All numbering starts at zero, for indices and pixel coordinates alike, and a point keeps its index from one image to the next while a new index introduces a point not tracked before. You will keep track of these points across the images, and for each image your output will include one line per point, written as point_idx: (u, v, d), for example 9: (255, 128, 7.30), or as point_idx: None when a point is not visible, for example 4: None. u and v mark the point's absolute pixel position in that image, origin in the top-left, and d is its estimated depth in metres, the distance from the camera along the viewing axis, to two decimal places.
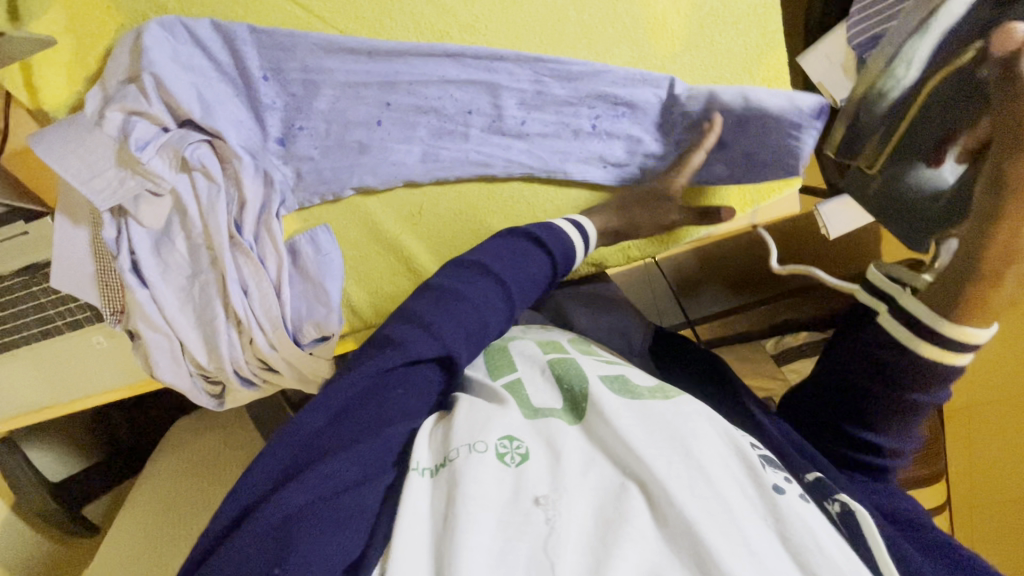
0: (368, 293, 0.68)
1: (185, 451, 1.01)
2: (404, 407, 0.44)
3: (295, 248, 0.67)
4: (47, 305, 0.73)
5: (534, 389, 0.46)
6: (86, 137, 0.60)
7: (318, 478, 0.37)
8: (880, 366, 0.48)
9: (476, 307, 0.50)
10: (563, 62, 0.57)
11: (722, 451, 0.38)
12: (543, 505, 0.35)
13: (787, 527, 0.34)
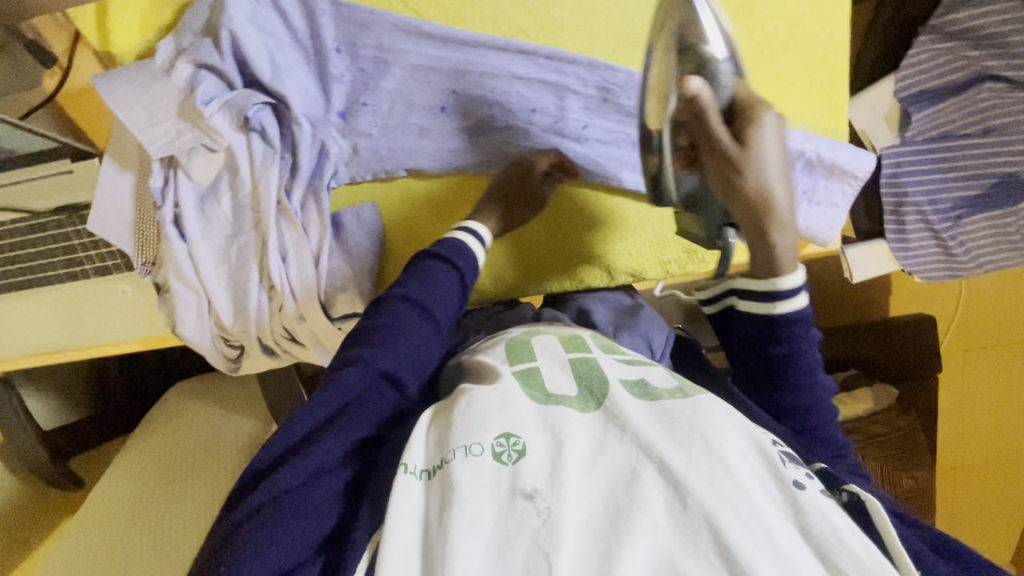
0: (404, 276, 0.69)
1: (182, 420, 0.98)
2: (366, 410, 0.45)
3: (338, 221, 0.67)
4: (77, 247, 0.73)
5: (552, 378, 0.46)
6: (152, 86, 0.61)
7: (270, 484, 0.40)
8: (777, 366, 0.53)
9: (397, 315, 0.51)
10: (631, 74, 0.59)
11: (741, 442, 0.38)
12: (529, 498, 0.36)
13: (810, 524, 0.35)
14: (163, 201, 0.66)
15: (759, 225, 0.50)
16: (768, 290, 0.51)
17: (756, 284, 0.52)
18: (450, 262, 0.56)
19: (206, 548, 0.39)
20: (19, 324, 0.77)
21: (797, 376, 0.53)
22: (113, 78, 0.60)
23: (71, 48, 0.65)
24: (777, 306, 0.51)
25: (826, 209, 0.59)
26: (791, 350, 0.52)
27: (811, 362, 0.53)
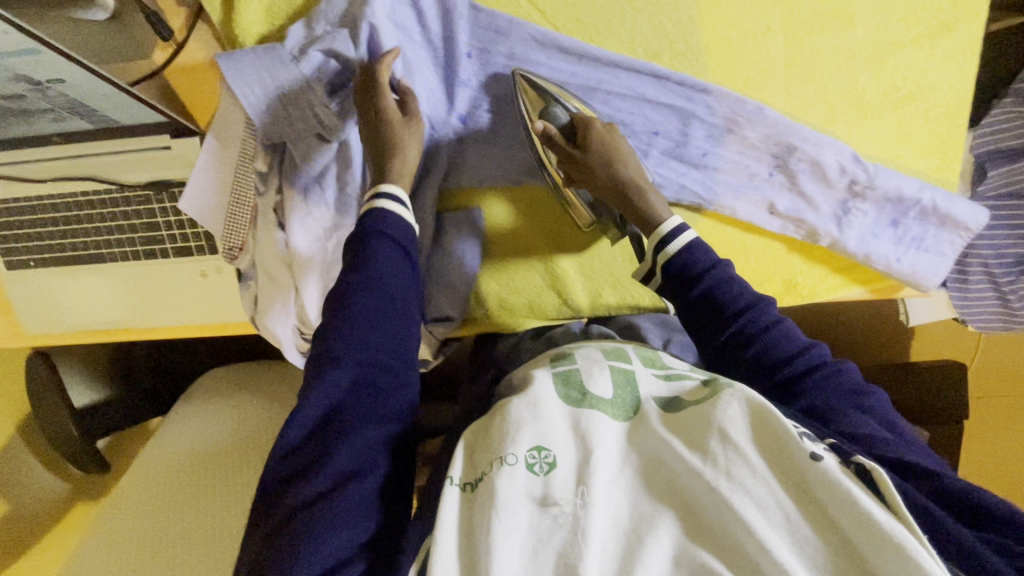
0: (498, 284, 0.69)
1: (193, 426, 0.90)
2: (364, 409, 0.48)
3: (443, 225, 0.67)
4: (160, 226, 0.70)
5: (591, 380, 0.49)
6: (280, 69, 0.60)
7: (308, 490, 0.44)
8: (712, 315, 0.56)
9: (378, 308, 0.52)
10: (762, 107, 0.60)
11: (753, 432, 0.42)
12: (553, 509, 0.40)
13: (826, 495, 0.39)
14: (268, 188, 0.66)
15: (648, 225, 0.60)
16: (658, 243, 0.58)
17: (648, 245, 0.60)
18: (385, 237, 0.55)
19: (261, 535, 0.44)
20: (79, 301, 0.74)
21: (770, 337, 0.55)
22: (240, 59, 0.59)
23: (188, 23, 0.63)
24: (671, 251, 0.58)
25: (932, 255, 0.61)
26: (710, 287, 0.56)
27: (756, 316, 0.55)
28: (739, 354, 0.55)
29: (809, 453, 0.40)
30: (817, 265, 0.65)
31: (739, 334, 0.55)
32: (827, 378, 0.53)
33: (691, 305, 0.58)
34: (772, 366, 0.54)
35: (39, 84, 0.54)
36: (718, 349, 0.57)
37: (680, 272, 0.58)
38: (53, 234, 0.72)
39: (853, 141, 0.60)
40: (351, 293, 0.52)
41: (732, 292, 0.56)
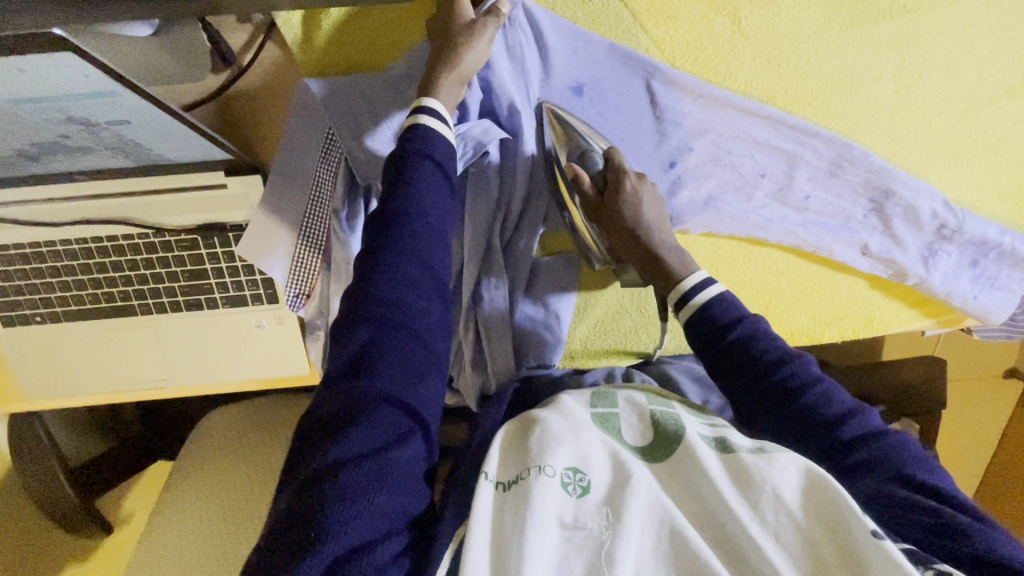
0: (587, 326, 0.67)
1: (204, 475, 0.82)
2: (413, 361, 0.46)
3: (537, 266, 0.63)
4: (208, 273, 0.61)
5: (629, 427, 0.50)
6: (378, 97, 0.55)
7: (345, 448, 0.41)
8: (753, 372, 0.50)
9: (422, 224, 0.48)
10: (868, 151, 0.60)
11: (805, 489, 0.42)
12: (573, 530, 0.41)
13: (863, 557, 0.38)
14: (348, 230, 0.59)
15: (664, 279, 0.57)
16: (679, 299, 0.54)
17: (669, 302, 0.56)
18: (428, 160, 0.50)
19: (292, 489, 0.41)
20: (109, 354, 0.64)
21: (813, 396, 0.48)
22: (337, 84, 0.54)
23: (253, 40, 0.54)
24: (698, 303, 0.54)
25: (1003, 293, 0.66)
26: (737, 341, 0.51)
27: (796, 372, 0.49)
28: (772, 411, 0.49)
29: (871, 531, 0.38)
30: (895, 300, 0.68)
31: (767, 382, 0.49)
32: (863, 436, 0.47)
33: (719, 360, 0.51)
34: (820, 432, 0.47)
35: (93, 125, 0.45)
36: (738, 397, 0.51)
37: (700, 323, 0.53)
38: (67, 283, 0.61)
39: (942, 185, 0.63)
40: (393, 238, 0.48)
41: (769, 348, 0.50)
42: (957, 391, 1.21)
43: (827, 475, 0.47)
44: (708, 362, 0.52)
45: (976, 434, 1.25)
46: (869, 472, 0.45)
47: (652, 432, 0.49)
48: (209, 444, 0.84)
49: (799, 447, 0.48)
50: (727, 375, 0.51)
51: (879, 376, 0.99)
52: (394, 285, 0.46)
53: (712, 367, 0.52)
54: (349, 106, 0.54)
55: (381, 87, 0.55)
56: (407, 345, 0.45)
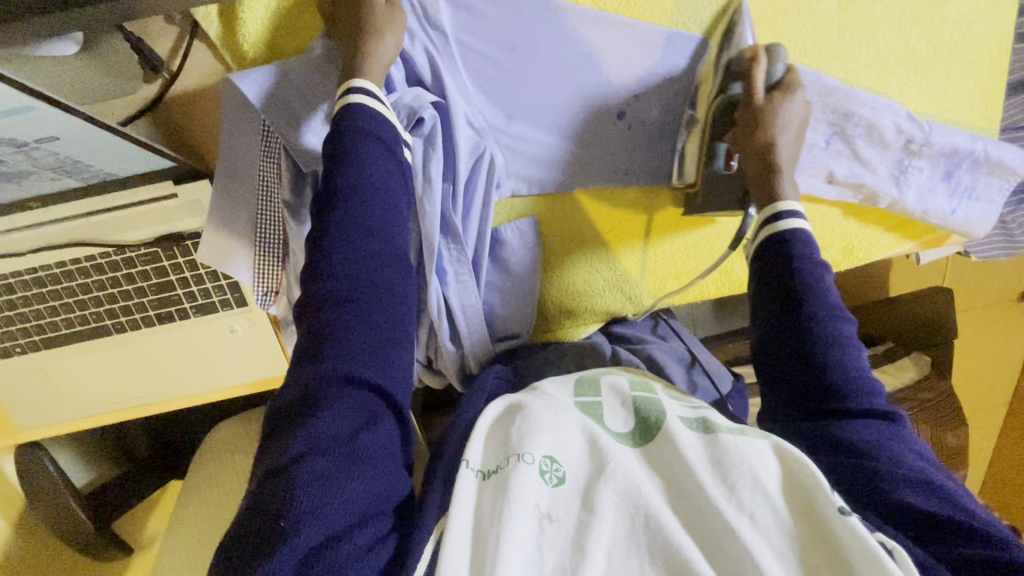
0: (559, 288, 0.67)
1: (221, 478, 0.87)
2: (384, 341, 0.44)
3: (497, 236, 0.62)
4: (174, 283, 0.62)
5: (612, 415, 0.46)
6: (310, 79, 0.55)
7: (313, 436, 0.39)
8: (790, 297, 0.49)
9: (370, 210, 0.47)
10: (821, 73, 0.58)
11: (788, 482, 0.39)
12: (551, 520, 0.39)
13: (838, 539, 0.36)
14: (299, 222, 0.58)
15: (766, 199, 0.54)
16: (765, 218, 0.53)
17: (760, 216, 0.54)
18: (366, 134, 0.49)
19: (259, 474, 0.39)
20: (98, 373, 0.66)
21: (841, 343, 0.48)
22: (263, 77, 0.53)
23: (179, 44, 0.53)
24: (780, 228, 0.52)
25: (983, 204, 0.64)
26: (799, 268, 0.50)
27: (837, 326, 0.48)
28: (788, 344, 0.48)
29: (837, 507, 0.37)
30: (871, 227, 0.67)
31: (809, 323, 0.48)
32: (885, 417, 0.45)
33: (777, 301, 0.50)
34: (836, 379, 0.46)
35: (23, 146, 0.45)
36: (778, 340, 0.49)
37: (771, 250, 0.52)
38: (40, 311, 0.62)
39: (904, 100, 0.62)
40: (336, 221, 0.46)
41: (827, 300, 0.49)
42: (969, 320, 1.18)
43: (813, 407, 0.47)
44: (760, 301, 0.52)
45: (991, 366, 1.21)
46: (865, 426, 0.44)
47: (633, 416, 0.46)
48: (224, 451, 0.89)
49: (806, 373, 0.47)
50: (774, 308, 0.50)
51: (881, 311, 0.97)
52: (344, 265, 0.44)
53: (766, 308, 0.51)
54: (281, 98, 0.54)
55: (312, 71, 0.55)
56: (372, 309, 0.44)
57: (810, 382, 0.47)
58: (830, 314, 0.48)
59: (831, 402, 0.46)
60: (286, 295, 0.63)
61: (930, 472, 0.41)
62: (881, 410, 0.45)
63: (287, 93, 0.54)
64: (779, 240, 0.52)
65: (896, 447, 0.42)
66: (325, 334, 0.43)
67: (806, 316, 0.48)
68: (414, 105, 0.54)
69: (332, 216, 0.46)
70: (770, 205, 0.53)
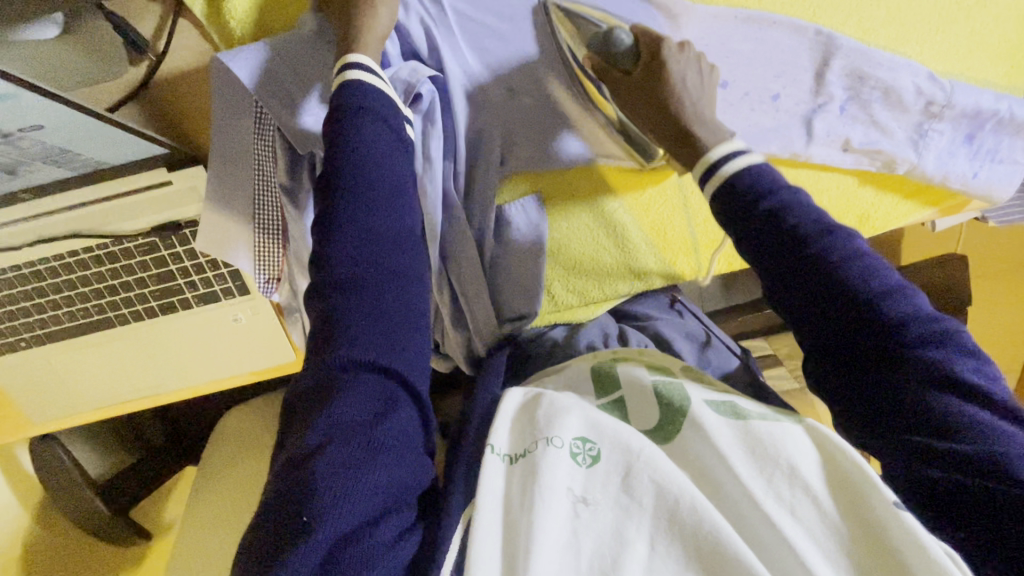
0: (565, 267, 0.63)
1: (235, 463, 0.87)
2: (396, 328, 0.42)
3: (503, 215, 0.60)
4: (174, 274, 0.61)
5: (636, 409, 0.46)
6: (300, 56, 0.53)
7: (333, 423, 0.38)
8: (775, 241, 0.42)
9: (373, 189, 0.45)
10: (834, 33, 0.56)
11: (829, 472, 0.39)
12: (586, 504, 0.38)
13: (885, 531, 0.35)
14: (298, 205, 0.57)
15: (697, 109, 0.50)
16: (709, 171, 0.47)
17: (695, 174, 0.48)
18: (365, 111, 0.47)
19: (277, 467, 0.38)
20: (107, 364, 0.66)
21: (846, 271, 0.40)
22: (253, 55, 0.51)
23: (165, 26, 0.52)
24: (726, 174, 0.46)
25: (1007, 166, 0.62)
26: (773, 214, 0.43)
27: (831, 248, 0.40)
28: (783, 290, 0.42)
29: (891, 503, 0.35)
30: (890, 194, 0.63)
31: (805, 263, 0.41)
32: (925, 335, 0.39)
33: (764, 251, 0.43)
34: (852, 322, 0.40)
35: (9, 135, 0.44)
36: (776, 290, 0.43)
37: (734, 198, 0.45)
38: (42, 306, 0.61)
39: (926, 59, 0.58)
40: (337, 203, 0.44)
41: (808, 222, 0.42)
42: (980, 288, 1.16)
43: (846, 358, 0.41)
44: (741, 244, 0.44)
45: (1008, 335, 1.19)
46: (899, 373, 0.39)
47: (656, 410, 0.45)
48: (236, 435, 0.90)
49: (817, 324, 0.41)
50: (761, 257, 0.43)
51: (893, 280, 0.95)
52: (349, 250, 0.43)
53: (756, 255, 0.43)
54: (273, 78, 0.52)
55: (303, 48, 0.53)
56: (380, 295, 0.42)
57: (820, 333, 0.41)
58: (820, 247, 0.41)
59: (852, 348, 0.40)
60: (289, 283, 0.62)
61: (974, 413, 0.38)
62: (913, 327, 0.39)
63: (279, 74, 0.52)
64: (760, 186, 0.44)
65: (935, 394, 0.38)
66: (332, 324, 0.41)
67: (801, 258, 0.41)
68: (411, 80, 0.53)
69: (332, 198, 0.45)
70: (705, 160, 0.47)
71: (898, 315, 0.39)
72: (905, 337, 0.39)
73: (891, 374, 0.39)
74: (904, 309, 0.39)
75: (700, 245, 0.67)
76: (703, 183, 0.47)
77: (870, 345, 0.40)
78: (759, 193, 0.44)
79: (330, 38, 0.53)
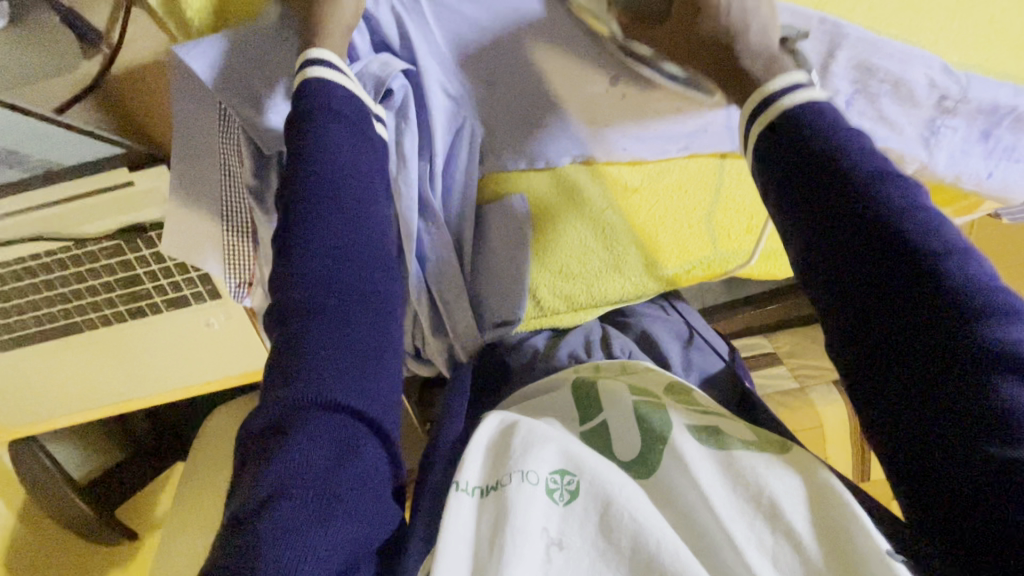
0: (552, 273, 0.58)
1: (219, 464, 0.85)
2: (359, 347, 0.40)
3: (483, 218, 0.58)
4: (140, 278, 0.58)
5: (619, 436, 0.42)
6: (263, 49, 0.50)
7: (288, 468, 0.35)
8: (832, 178, 0.38)
9: (338, 198, 0.42)
10: (841, 21, 0.51)
11: (815, 518, 0.36)
12: (560, 547, 0.36)
13: None
14: (266, 210, 0.53)
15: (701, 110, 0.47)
16: (764, 99, 0.43)
17: (744, 111, 0.45)
18: (330, 112, 0.44)
19: (224, 525, 0.35)
20: (79, 369, 0.64)
21: (908, 218, 0.36)
22: (213, 48, 0.47)
23: (118, 16, 0.48)
24: (785, 106, 0.42)
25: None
26: (832, 152, 0.39)
27: (895, 193, 0.37)
28: (830, 232, 0.38)
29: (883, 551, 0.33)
30: None
31: (860, 203, 0.37)
32: (996, 312, 0.33)
33: (817, 190, 0.39)
34: (909, 272, 0.35)
35: None
36: (823, 232, 0.38)
37: (791, 130, 0.41)
38: (5, 311, 0.59)
39: (940, 50, 0.54)
40: (299, 211, 0.41)
41: (870, 166, 0.38)
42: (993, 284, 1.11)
43: (895, 319, 0.35)
44: (788, 187, 0.40)
45: None
46: (961, 343, 0.33)
47: (637, 429, 0.42)
48: (220, 435, 0.88)
49: (866, 277, 0.36)
50: (815, 192, 0.39)
51: None
52: (310, 264, 0.40)
53: (805, 194, 0.39)
54: (236, 73, 0.48)
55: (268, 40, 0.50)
56: (344, 312, 0.39)
57: (868, 285, 0.36)
58: (884, 191, 0.37)
59: (903, 302, 0.35)
60: (262, 288, 0.59)
61: None
62: (980, 300, 0.33)
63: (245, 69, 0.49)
64: (815, 123, 0.41)
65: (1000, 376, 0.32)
66: (290, 345, 0.38)
67: (862, 195, 0.37)
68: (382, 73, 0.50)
69: (294, 206, 0.41)
70: (766, 86, 0.43)
71: (962, 279, 0.34)
72: (969, 305, 0.33)
73: (941, 336, 0.34)
74: (971, 278, 0.34)
75: (699, 250, 0.63)
76: (754, 116, 0.44)
77: (923, 298, 0.34)
78: (813, 134, 0.40)
79: (296, 29, 0.50)
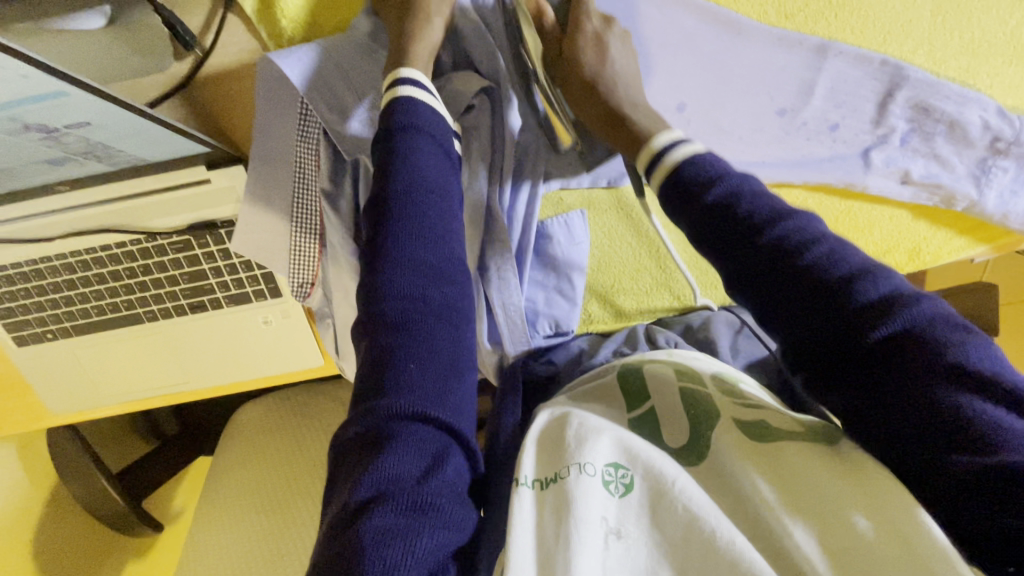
0: (603, 286, 0.62)
1: (251, 460, 0.85)
2: (445, 346, 0.41)
3: (544, 231, 0.58)
4: (206, 273, 0.59)
5: (672, 425, 0.42)
6: (354, 60, 0.52)
7: (381, 476, 0.36)
8: (731, 228, 0.40)
9: (421, 210, 0.44)
10: (904, 63, 0.54)
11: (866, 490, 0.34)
12: (620, 536, 0.36)
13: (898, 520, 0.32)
14: (339, 213, 0.55)
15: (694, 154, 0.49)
16: (652, 159, 0.46)
17: (640, 165, 0.47)
18: (414, 128, 0.46)
19: (323, 534, 0.36)
20: (132, 360, 0.65)
21: (817, 255, 0.38)
22: (306, 56, 0.50)
23: (211, 20, 0.50)
24: (673, 160, 0.45)
25: None
26: (717, 202, 0.41)
27: (789, 230, 0.39)
28: (749, 289, 0.40)
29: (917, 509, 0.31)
30: (944, 228, 0.61)
31: (774, 251, 0.39)
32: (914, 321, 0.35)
33: (729, 251, 0.40)
34: (835, 308, 0.37)
35: (53, 131, 0.43)
36: (742, 283, 0.40)
37: (681, 189, 0.43)
38: (70, 299, 0.60)
39: (994, 92, 0.56)
40: (388, 223, 0.43)
41: (756, 204, 0.41)
42: None
43: (841, 359, 0.37)
44: (700, 241, 0.42)
45: None
46: (908, 370, 0.35)
47: (687, 420, 0.42)
48: (251, 430, 0.88)
49: (798, 315, 0.38)
50: (727, 247, 0.40)
51: None
52: (398, 274, 0.41)
53: (724, 259, 0.41)
54: (326, 83, 0.50)
55: (356, 52, 0.52)
56: (430, 321, 0.41)
57: (801, 331, 0.38)
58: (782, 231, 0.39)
59: (837, 339, 0.37)
60: (322, 289, 0.60)
61: (998, 416, 0.33)
62: (903, 314, 0.35)
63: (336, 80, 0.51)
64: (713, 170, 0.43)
65: (956, 395, 0.33)
66: (385, 352, 0.40)
67: (768, 244, 0.39)
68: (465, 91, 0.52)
69: (386, 215, 0.43)
70: (648, 146, 0.47)
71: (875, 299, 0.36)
72: (899, 328, 0.35)
73: (863, 363, 0.36)
74: (879, 290, 0.36)
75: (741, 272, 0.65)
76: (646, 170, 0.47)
77: (842, 336, 0.36)
78: (708, 181, 0.42)
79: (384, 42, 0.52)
